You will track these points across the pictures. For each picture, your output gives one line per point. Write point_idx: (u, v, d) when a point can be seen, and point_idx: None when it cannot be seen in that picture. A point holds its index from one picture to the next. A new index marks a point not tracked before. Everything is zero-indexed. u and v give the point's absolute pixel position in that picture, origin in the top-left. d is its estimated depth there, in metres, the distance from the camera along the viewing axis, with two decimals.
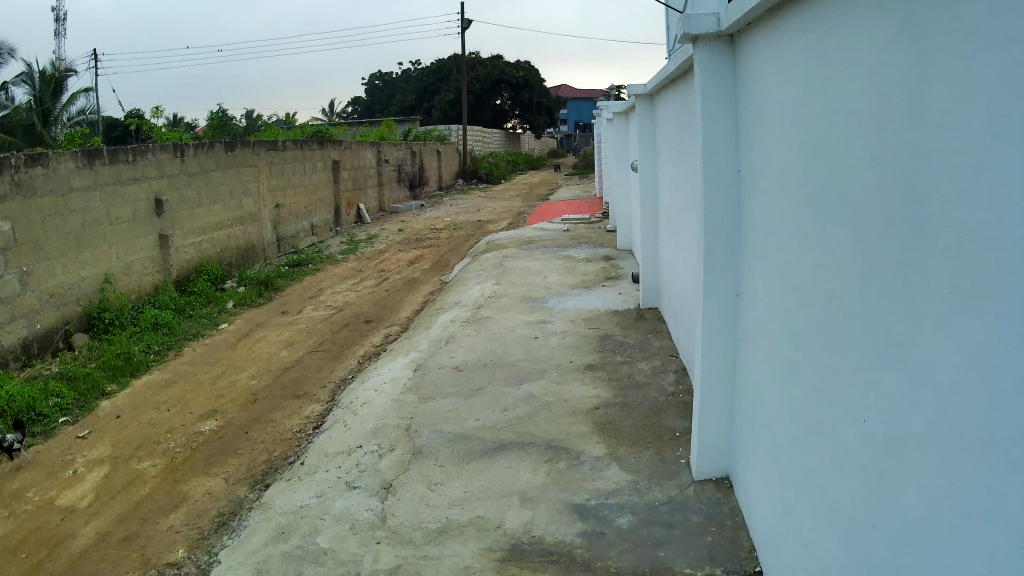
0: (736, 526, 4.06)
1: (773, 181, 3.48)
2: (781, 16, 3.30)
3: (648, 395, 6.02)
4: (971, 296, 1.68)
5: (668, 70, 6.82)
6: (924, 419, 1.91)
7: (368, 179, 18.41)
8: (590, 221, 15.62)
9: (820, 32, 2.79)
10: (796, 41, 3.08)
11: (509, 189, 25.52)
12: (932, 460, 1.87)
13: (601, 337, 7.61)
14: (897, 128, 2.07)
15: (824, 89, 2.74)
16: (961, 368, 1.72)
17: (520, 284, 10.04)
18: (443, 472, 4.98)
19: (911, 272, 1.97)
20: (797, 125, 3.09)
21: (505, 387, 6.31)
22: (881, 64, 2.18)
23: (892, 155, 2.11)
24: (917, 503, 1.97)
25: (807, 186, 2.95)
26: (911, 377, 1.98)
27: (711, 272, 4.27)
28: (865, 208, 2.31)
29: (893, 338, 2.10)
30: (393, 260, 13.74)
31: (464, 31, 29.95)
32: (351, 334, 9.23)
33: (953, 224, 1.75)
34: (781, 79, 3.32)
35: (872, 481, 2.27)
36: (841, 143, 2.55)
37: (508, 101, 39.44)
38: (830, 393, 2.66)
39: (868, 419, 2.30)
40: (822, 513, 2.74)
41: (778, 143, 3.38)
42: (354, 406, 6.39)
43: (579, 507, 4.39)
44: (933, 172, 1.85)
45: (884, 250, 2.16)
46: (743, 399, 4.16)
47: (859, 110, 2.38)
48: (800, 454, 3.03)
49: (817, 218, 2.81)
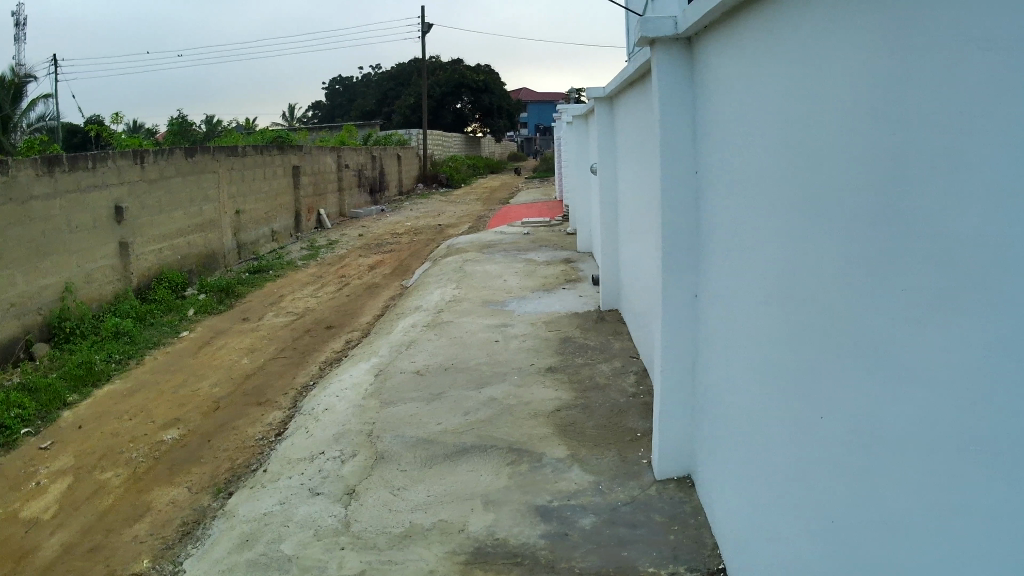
0: (698, 525, 4.10)
1: (746, 179, 3.37)
2: (747, 18, 3.29)
3: (609, 397, 6.05)
4: (954, 297, 1.64)
5: (626, 72, 6.87)
6: (905, 412, 1.86)
7: (328, 184, 18.30)
8: (551, 225, 15.66)
9: (795, 31, 2.68)
10: (767, 43, 3.02)
11: (470, 194, 25.50)
12: (912, 465, 1.83)
13: (562, 340, 7.62)
14: (875, 128, 2.02)
15: (800, 84, 2.64)
16: (948, 365, 1.66)
17: (481, 287, 10.04)
18: (405, 476, 4.96)
19: (894, 271, 1.89)
20: (767, 127, 3.03)
21: (466, 390, 6.31)
22: (855, 62, 2.15)
23: (870, 156, 2.06)
24: (894, 501, 1.93)
25: (785, 182, 2.82)
26: (893, 379, 1.92)
27: (671, 275, 4.31)
28: (842, 206, 2.25)
29: (876, 337, 2.02)
30: (354, 265, 13.68)
31: (423, 35, 29.74)
32: (313, 341, 9.17)
33: (931, 218, 1.72)
34: (750, 82, 3.27)
35: (851, 485, 2.22)
36: (819, 142, 2.45)
37: (469, 105, 39.42)
38: (808, 396, 2.58)
39: (848, 416, 2.23)
40: (799, 517, 2.68)
41: (747, 144, 3.34)
42: (316, 413, 6.34)
43: (541, 508, 4.40)
44: (913, 167, 1.80)
45: (863, 249, 2.10)
46: (706, 400, 4.20)
47: (831, 110, 2.34)
48: (774, 456, 2.96)
49: (795, 215, 2.69)
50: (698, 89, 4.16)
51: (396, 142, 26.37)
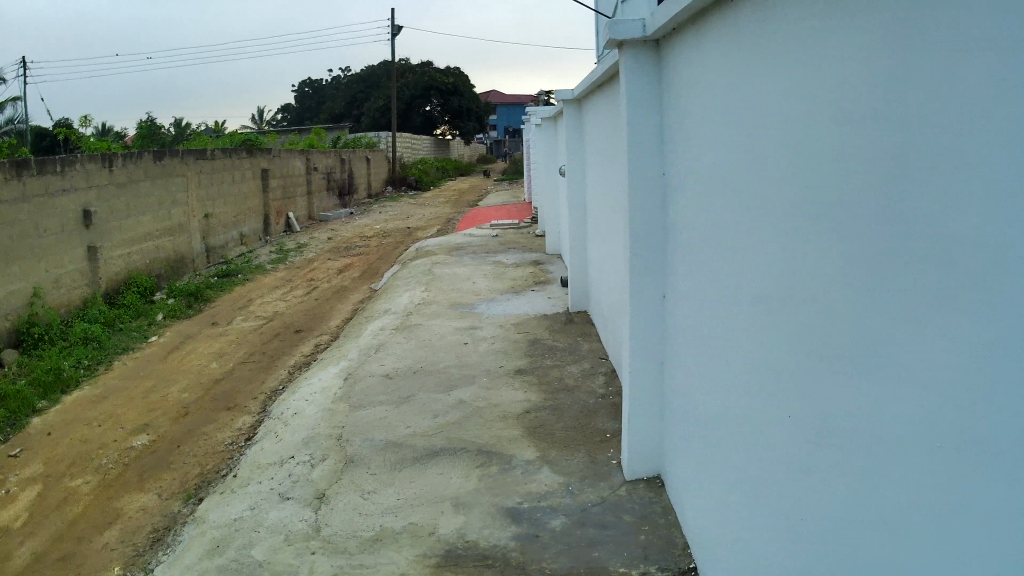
0: (668, 525, 4.11)
1: (726, 179, 3.15)
2: (721, 13, 3.17)
3: (578, 398, 6.07)
4: (952, 300, 1.52)
5: (595, 75, 6.88)
6: (896, 417, 1.73)
7: (297, 187, 18.23)
8: (520, 227, 15.70)
9: (790, 29, 2.35)
10: (745, 35, 2.84)
11: (439, 197, 25.50)
12: (902, 472, 1.72)
13: (531, 342, 7.63)
14: (865, 124, 1.86)
15: (782, 75, 2.44)
16: (948, 370, 1.53)
17: (449, 290, 10.03)
18: (375, 480, 4.95)
19: (901, 268, 1.68)
20: (746, 123, 2.84)
21: (435, 393, 6.30)
22: (832, 59, 2.04)
23: (857, 152, 1.90)
24: (876, 507, 1.86)
25: (783, 184, 2.44)
26: (884, 386, 1.78)
27: (639, 277, 4.33)
28: (822, 207, 2.13)
29: (875, 338, 1.82)
30: (322, 268, 13.63)
31: (393, 37, 29.70)
32: (282, 345, 9.12)
33: (925, 215, 1.59)
34: (726, 78, 3.11)
35: (839, 495, 2.07)
36: (820, 143, 2.13)
37: (438, 108, 39.42)
38: (810, 396, 2.24)
39: (833, 422, 2.08)
40: (780, 527, 2.53)
41: (721, 142, 3.22)
42: (285, 417, 6.31)
43: (511, 510, 4.40)
44: (905, 163, 1.66)
45: (853, 251, 1.93)
46: (675, 401, 4.21)
47: (806, 113, 2.24)
48: (753, 461, 2.80)
49: (796, 216, 2.32)
50: (666, 92, 4.17)
51: (365, 144, 26.32)
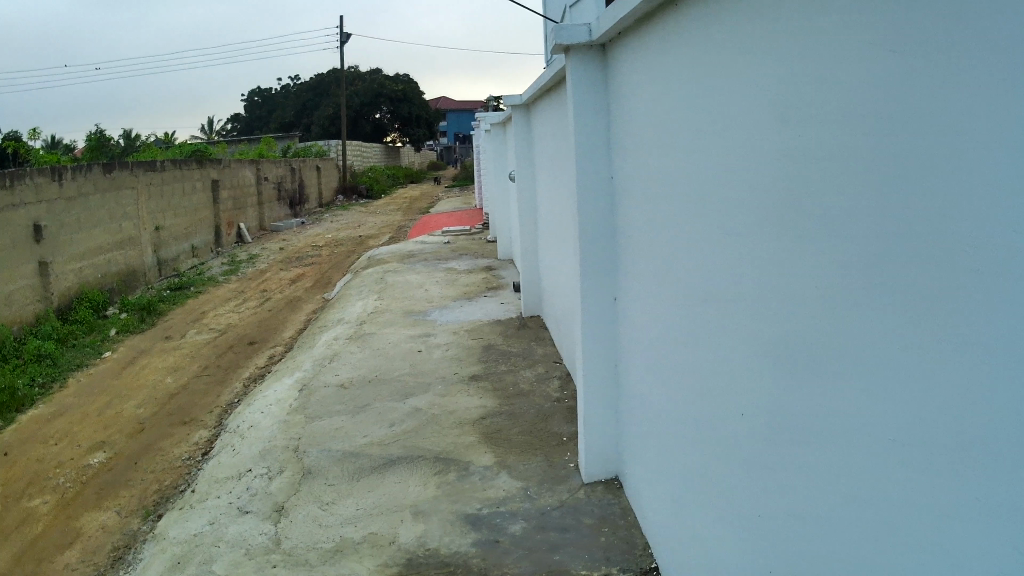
0: (627, 526, 4.14)
1: (688, 182, 3.02)
2: (670, 14, 3.16)
3: (534, 403, 6.08)
4: (941, 308, 1.46)
5: (542, 79, 6.89)
6: (890, 423, 1.65)
7: (248, 198, 18.05)
8: (471, 233, 15.71)
9: (754, 30, 2.30)
10: (703, 35, 2.78)
11: (390, 204, 25.41)
12: (886, 478, 1.68)
13: (484, 348, 7.63)
14: (840, 125, 1.80)
15: (753, 73, 2.33)
16: (946, 371, 1.46)
17: (401, 298, 10.00)
18: (334, 491, 4.91)
19: (903, 266, 1.57)
20: (706, 124, 2.78)
21: (391, 402, 6.27)
22: (802, 57, 1.99)
23: (832, 155, 1.85)
24: (856, 510, 1.83)
25: (758, 184, 2.32)
26: (869, 394, 1.73)
27: (587, 279, 4.38)
28: (797, 212, 2.05)
29: (864, 342, 1.74)
30: (275, 279, 13.52)
31: (342, 45, 29.57)
32: (236, 357, 9.03)
33: (918, 209, 1.51)
34: (682, 79, 3.05)
35: (816, 502, 2.03)
36: (797, 143, 2.03)
37: (389, 115, 39.31)
38: (794, 400, 2.12)
39: (817, 427, 1.99)
40: (753, 531, 2.50)
41: (677, 144, 3.16)
42: (241, 430, 6.24)
43: (470, 517, 4.39)
44: (893, 160, 1.58)
45: (830, 257, 1.88)
46: (630, 402, 4.24)
47: (775, 116, 2.17)
48: (723, 467, 2.76)
49: (778, 218, 2.16)
50: (613, 95, 4.19)
51: (314, 153, 26.10)
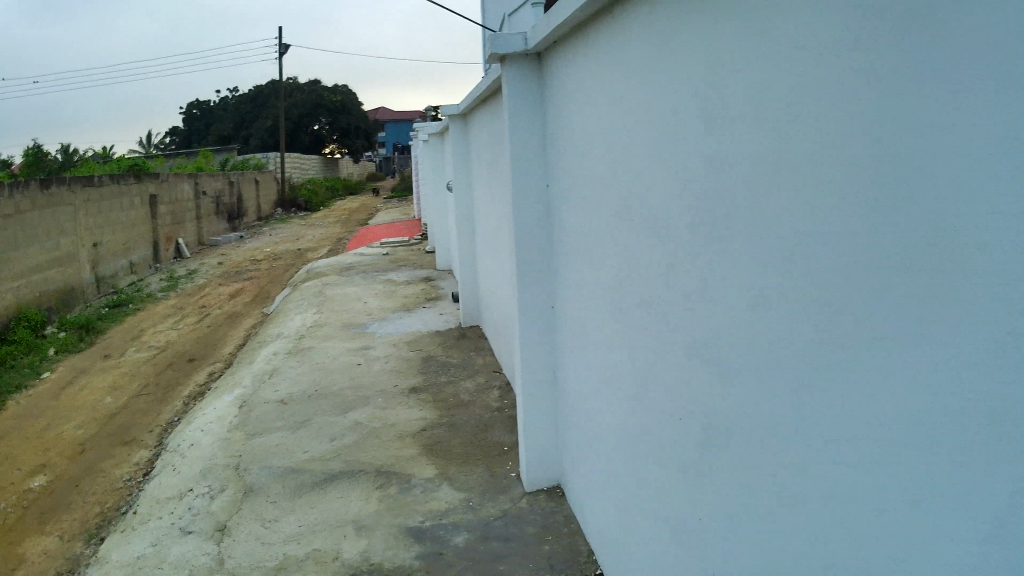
0: (570, 533, 4.14)
1: (627, 190, 3.02)
2: (604, 22, 3.16)
3: (474, 413, 6.07)
4: (896, 312, 1.46)
5: (479, 88, 6.87)
6: (844, 424, 1.64)
7: (186, 212, 17.76)
8: (410, 244, 15.65)
9: (693, 36, 2.30)
10: (638, 41, 2.78)
11: (330, 217, 25.20)
12: (838, 480, 1.68)
13: (424, 359, 7.59)
14: (786, 128, 1.80)
15: (696, 73, 2.29)
16: (921, 373, 1.40)
17: (340, 311, 9.92)
18: (275, 508, 4.83)
19: (869, 264, 1.51)
20: (645, 129, 2.78)
21: (331, 416, 6.20)
22: (752, 57, 1.95)
23: (779, 158, 1.84)
24: (806, 511, 1.82)
25: (699, 191, 2.31)
26: (820, 399, 1.73)
27: (525, 286, 4.38)
28: (750, 213, 2.00)
29: (814, 344, 1.73)
30: (213, 294, 13.33)
31: (280, 55, 29.29)
32: (176, 375, 8.87)
33: (881, 206, 1.46)
34: (620, 86, 3.05)
35: (765, 505, 2.02)
36: (742, 150, 2.03)
37: (326, 127, 39.03)
38: (744, 402, 2.11)
39: (776, 435, 1.94)
40: (699, 536, 2.49)
41: (614, 151, 3.16)
42: (182, 449, 6.12)
43: (413, 530, 4.35)
44: (852, 157, 1.54)
45: (778, 260, 1.87)
46: (569, 409, 4.25)
47: (723, 115, 2.13)
48: (667, 471, 2.75)
49: (724, 221, 2.16)
50: (549, 104, 4.20)
51: (252, 166, 25.78)
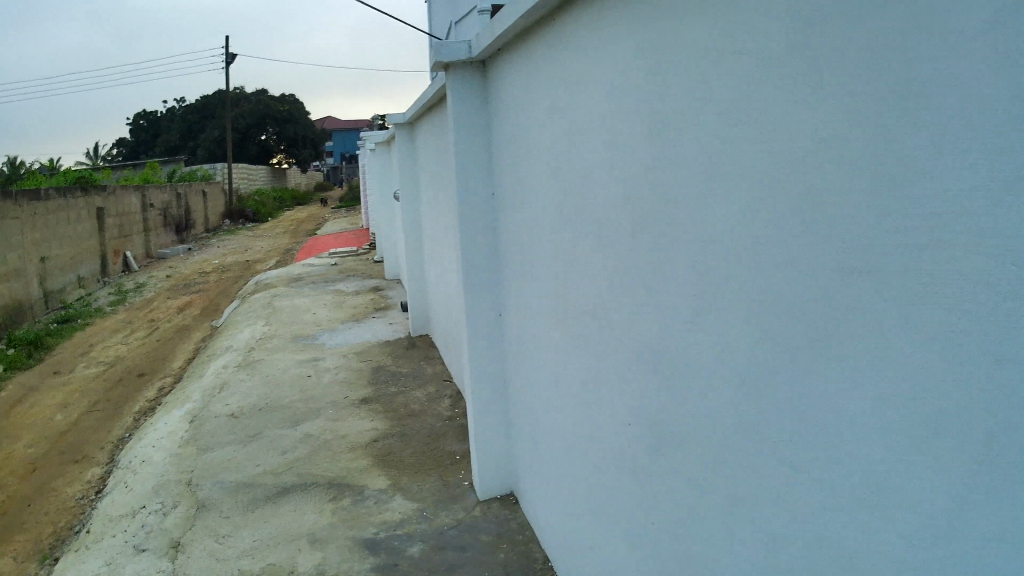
0: (525, 540, 4.14)
1: (573, 195, 3.01)
2: (548, 29, 3.18)
3: (425, 422, 6.06)
4: (850, 307, 1.45)
5: (424, 96, 6.86)
6: (798, 422, 1.64)
7: (134, 225, 17.51)
8: (359, 254, 15.59)
9: (638, 39, 2.30)
10: (583, 46, 2.78)
11: (279, 227, 25.01)
12: (793, 477, 1.67)
13: (374, 369, 7.56)
14: (737, 129, 1.80)
15: (642, 80, 2.29)
16: (875, 367, 1.40)
17: (289, 322, 9.83)
18: (229, 523, 4.76)
19: (826, 261, 1.51)
20: (590, 134, 2.78)
21: (282, 429, 6.14)
22: (698, 61, 1.95)
23: (729, 158, 1.83)
24: (760, 510, 1.81)
25: (646, 193, 2.31)
26: (775, 398, 1.72)
27: (473, 294, 4.38)
28: (698, 218, 2.01)
29: (770, 343, 1.73)
30: (162, 308, 13.15)
31: (228, 65, 29.01)
32: (127, 391, 8.74)
33: (854, 206, 1.41)
34: (565, 91, 3.05)
35: (719, 507, 2.01)
36: (688, 151, 2.03)
37: (273, 137, 38.75)
38: (696, 403, 2.10)
39: (730, 435, 1.93)
40: (653, 538, 2.48)
41: (559, 156, 3.16)
42: (133, 465, 6.02)
43: (368, 541, 4.32)
44: (823, 156, 1.50)
45: (730, 260, 1.86)
46: (519, 416, 4.26)
47: (669, 120, 2.13)
48: (620, 475, 2.74)
49: (672, 223, 2.15)
50: (494, 111, 4.20)
51: (199, 177, 25.49)
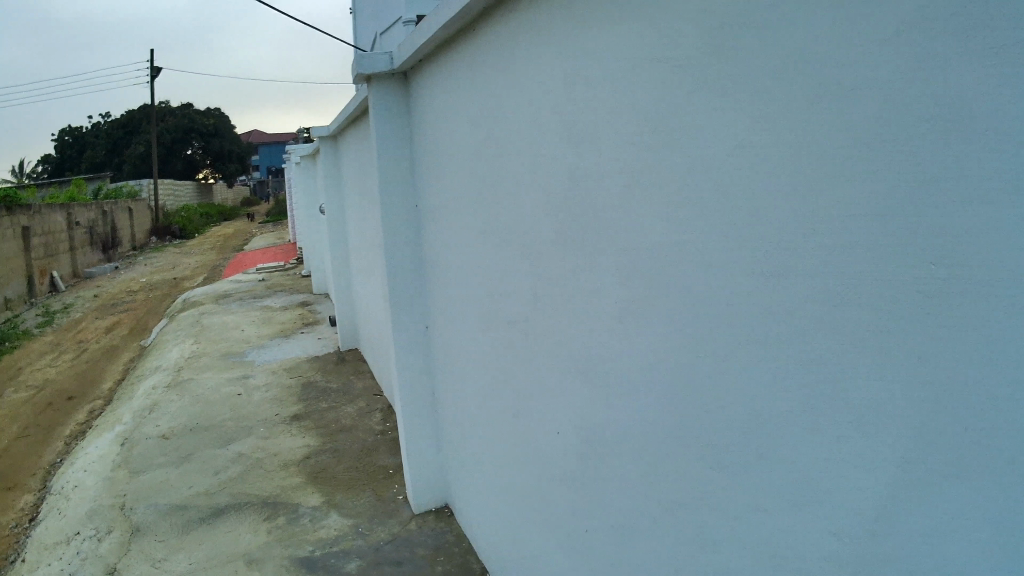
0: (463, 552, 4.10)
1: (498, 204, 3.02)
2: (468, 40, 3.19)
3: (357, 437, 6.03)
4: (796, 307, 1.46)
5: (347, 110, 6.83)
6: (740, 422, 1.64)
7: (59, 244, 17.08)
8: (286, 269, 15.47)
9: (560, 46, 2.31)
10: (505, 55, 2.78)
11: (205, 243, 24.65)
12: (734, 477, 1.68)
13: (304, 385, 7.48)
14: (662, 136, 1.81)
15: (566, 88, 2.30)
16: (825, 365, 1.41)
17: (217, 339, 9.66)
18: (164, 547, 4.57)
19: (769, 262, 1.51)
20: (513, 143, 2.79)
21: (213, 449, 6.02)
22: (620, 69, 1.97)
23: (656, 164, 1.84)
24: (699, 513, 1.82)
25: (572, 199, 2.32)
26: (712, 400, 1.73)
27: (401, 307, 4.37)
28: (622, 224, 2.02)
29: (705, 345, 1.74)
30: (88, 329, 12.86)
31: (150, 79, 28.54)
32: (57, 414, 8.53)
33: (805, 205, 1.42)
34: (486, 101, 3.06)
35: (655, 510, 2.01)
36: (613, 157, 2.04)
37: (196, 152, 38.23)
38: (628, 405, 2.10)
39: (664, 439, 1.93)
40: (587, 541, 2.48)
41: (483, 167, 3.17)
42: (65, 491, 5.85)
43: (305, 561, 4.19)
44: (772, 156, 1.48)
45: (660, 264, 1.87)
46: (451, 426, 4.25)
47: (592, 128, 2.15)
48: (553, 481, 2.74)
49: (600, 228, 2.16)
50: (417, 123, 4.20)
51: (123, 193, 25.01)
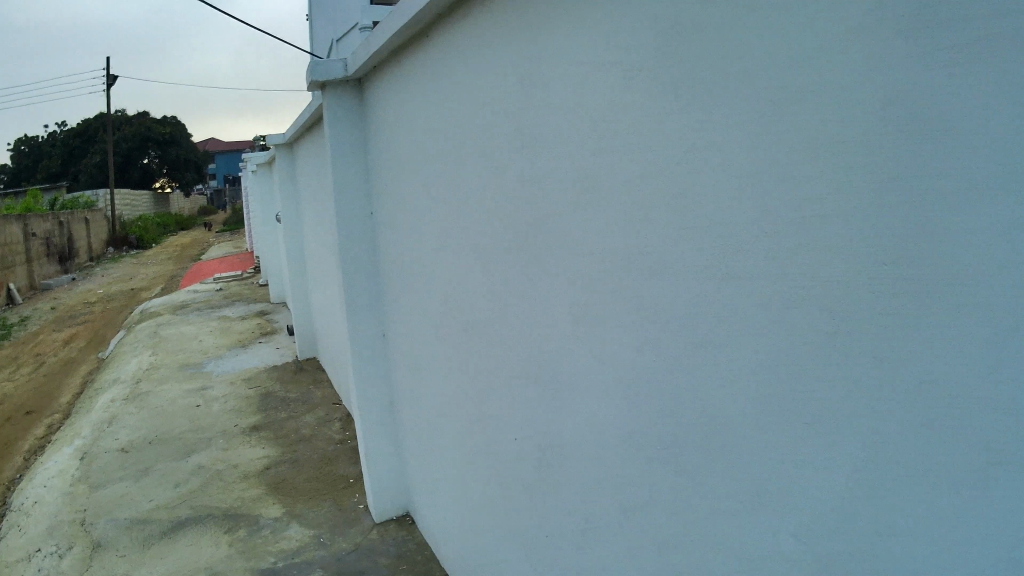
0: (426, 560, 4.07)
1: (452, 209, 3.02)
2: (422, 46, 3.18)
3: (316, 448, 6.01)
4: (765, 309, 1.47)
5: (302, 119, 6.79)
6: (707, 428, 1.65)
7: (17, 255, 16.82)
8: (245, 278, 15.37)
9: (513, 50, 2.32)
10: (457, 61, 2.79)
11: (164, 253, 24.41)
12: (698, 482, 1.69)
13: (262, 396, 7.43)
14: (624, 141, 1.81)
15: (522, 91, 2.30)
16: (799, 365, 1.42)
17: (175, 351, 9.58)
18: (124, 562, 4.50)
19: (735, 265, 1.52)
20: (466, 151, 2.79)
21: (173, 462, 5.97)
22: (580, 75, 1.97)
23: (618, 171, 1.85)
24: (659, 518, 1.83)
25: (529, 204, 2.32)
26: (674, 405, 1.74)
27: (358, 314, 4.37)
28: (581, 230, 2.03)
29: (668, 354, 1.74)
30: (46, 342, 12.68)
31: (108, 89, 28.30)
32: (14, 429, 8.38)
33: (776, 208, 1.43)
34: (439, 106, 3.05)
35: (613, 514, 2.02)
36: (573, 163, 2.05)
37: (153, 161, 37.86)
38: (587, 407, 2.11)
39: (625, 444, 1.94)
40: (546, 545, 2.49)
41: (436, 173, 3.16)
42: (24, 507, 5.74)
43: (267, 572, 4.13)
44: (750, 160, 1.47)
45: (620, 273, 1.88)
46: (411, 433, 4.23)
47: (552, 134, 2.16)
48: (511, 484, 2.75)
49: (558, 234, 2.16)
50: (371, 131, 4.19)
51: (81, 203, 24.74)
